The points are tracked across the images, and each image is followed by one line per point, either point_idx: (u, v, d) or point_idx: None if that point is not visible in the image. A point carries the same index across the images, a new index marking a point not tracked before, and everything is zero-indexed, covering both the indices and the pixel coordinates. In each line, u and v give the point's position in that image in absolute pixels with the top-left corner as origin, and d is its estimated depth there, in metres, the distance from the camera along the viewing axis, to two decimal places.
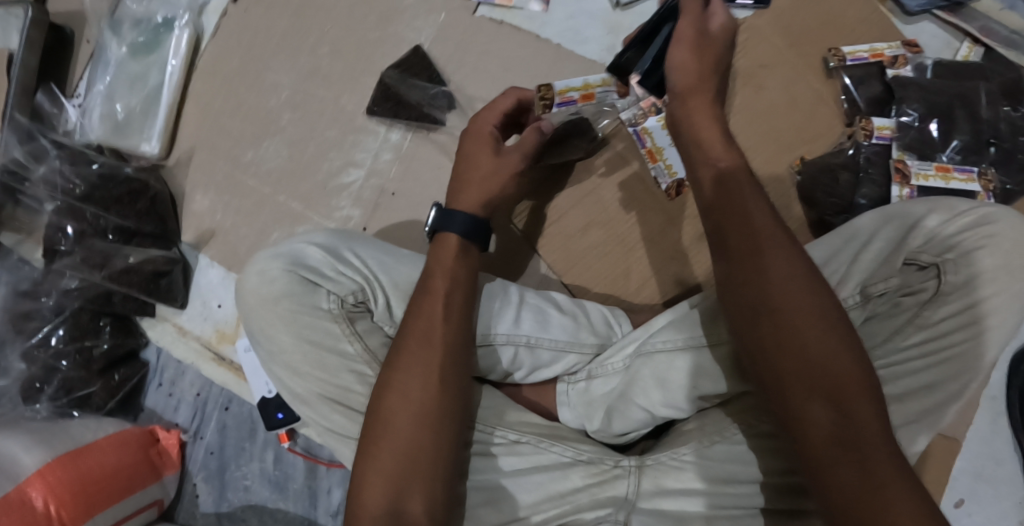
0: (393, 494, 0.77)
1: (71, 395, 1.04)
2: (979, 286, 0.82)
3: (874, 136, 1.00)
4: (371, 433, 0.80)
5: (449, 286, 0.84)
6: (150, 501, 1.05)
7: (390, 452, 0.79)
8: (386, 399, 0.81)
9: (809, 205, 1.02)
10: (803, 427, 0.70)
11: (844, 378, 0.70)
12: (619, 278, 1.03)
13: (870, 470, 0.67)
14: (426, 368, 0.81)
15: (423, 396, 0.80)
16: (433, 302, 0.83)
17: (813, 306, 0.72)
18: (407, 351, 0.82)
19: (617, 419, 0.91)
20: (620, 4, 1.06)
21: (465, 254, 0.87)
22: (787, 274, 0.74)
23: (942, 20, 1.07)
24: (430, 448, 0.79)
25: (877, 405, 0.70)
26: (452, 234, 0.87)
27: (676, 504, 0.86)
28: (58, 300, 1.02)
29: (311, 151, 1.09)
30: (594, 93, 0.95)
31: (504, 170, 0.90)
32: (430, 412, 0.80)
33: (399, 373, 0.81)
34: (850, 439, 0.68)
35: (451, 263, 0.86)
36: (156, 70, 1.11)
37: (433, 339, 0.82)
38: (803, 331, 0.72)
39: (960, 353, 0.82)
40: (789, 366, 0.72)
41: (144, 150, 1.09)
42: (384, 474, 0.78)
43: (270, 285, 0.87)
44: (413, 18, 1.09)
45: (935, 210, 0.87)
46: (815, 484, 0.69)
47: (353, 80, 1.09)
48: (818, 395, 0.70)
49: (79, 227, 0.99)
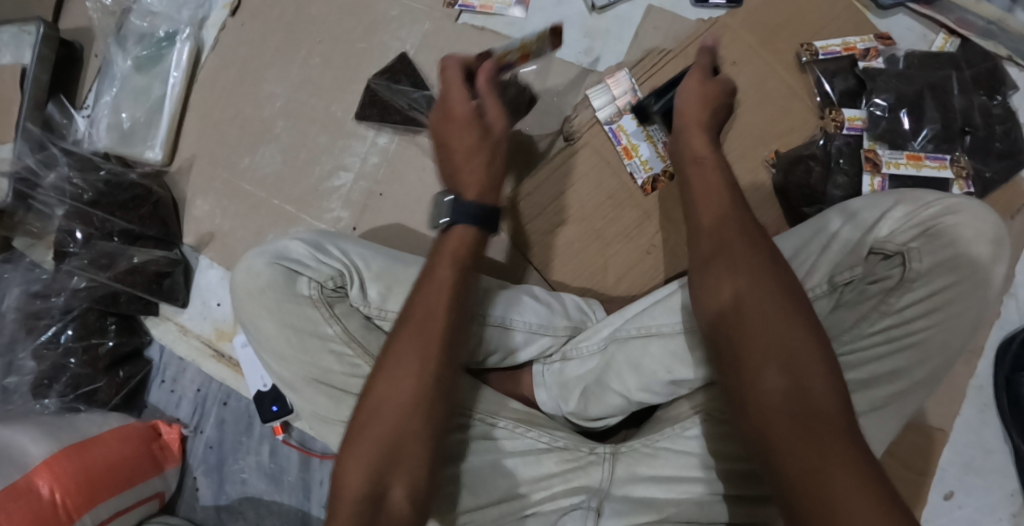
0: (374, 479, 0.75)
1: (78, 390, 1.09)
2: (941, 274, 0.84)
3: (844, 126, 1.03)
4: (358, 417, 0.78)
5: (454, 279, 0.81)
6: (150, 494, 1.09)
7: (374, 435, 0.77)
8: (379, 384, 0.79)
9: (783, 198, 1.04)
10: (766, 402, 0.72)
11: (802, 352, 0.72)
12: (597, 272, 1.06)
13: (821, 437, 0.68)
14: (422, 352, 0.79)
15: (418, 382, 0.78)
16: (439, 293, 0.80)
17: (776, 287, 0.76)
18: (405, 338, 0.79)
19: (593, 402, 0.93)
20: (595, 8, 1.11)
21: (472, 245, 0.83)
22: (757, 259, 0.78)
23: (918, 13, 1.07)
24: (418, 436, 0.78)
25: (839, 386, 0.71)
26: (461, 226, 0.82)
27: (647, 490, 0.88)
28: (67, 299, 1.08)
29: (304, 156, 1.15)
30: (531, 50, 0.93)
31: (498, 149, 0.85)
32: (420, 397, 0.78)
33: (394, 356, 0.79)
34: (804, 408, 0.70)
35: (462, 251, 0.82)
36: (160, 82, 1.18)
37: (432, 329, 0.79)
38: (766, 307, 0.75)
39: (922, 339, 0.83)
40: (752, 337, 0.74)
41: (148, 157, 1.16)
42: (365, 460, 0.76)
43: (255, 278, 0.92)
44: (399, 28, 1.15)
45: (900, 203, 0.88)
46: (769, 451, 0.70)
47: (343, 88, 1.15)
48: (775, 362, 0.72)
49: (86, 231, 1.05)
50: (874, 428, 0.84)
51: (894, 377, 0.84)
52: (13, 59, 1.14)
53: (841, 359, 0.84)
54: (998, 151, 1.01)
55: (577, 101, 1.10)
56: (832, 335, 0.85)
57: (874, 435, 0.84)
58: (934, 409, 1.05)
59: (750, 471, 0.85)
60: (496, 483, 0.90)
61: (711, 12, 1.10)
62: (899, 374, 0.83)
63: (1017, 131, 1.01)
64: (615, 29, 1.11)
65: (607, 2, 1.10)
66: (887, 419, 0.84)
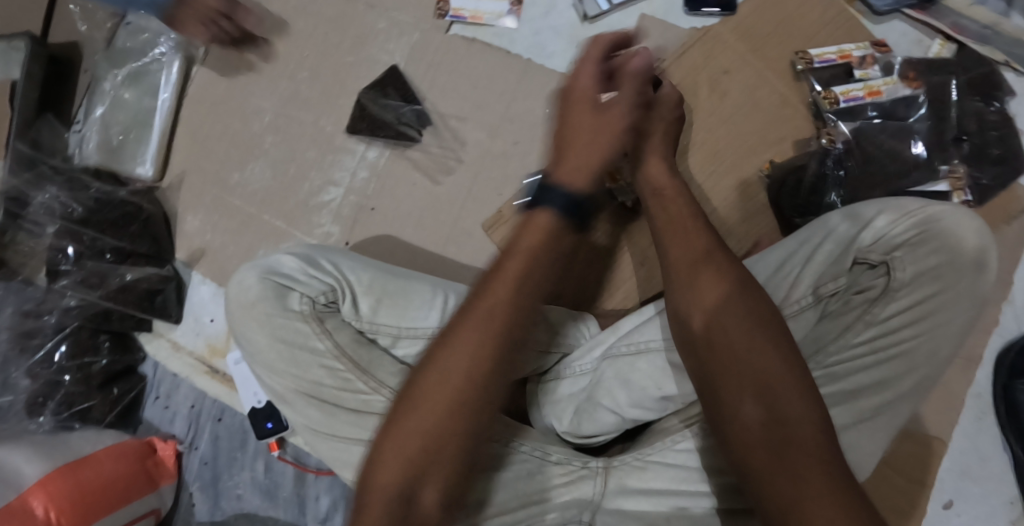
0: (409, 478, 0.73)
1: (72, 409, 1.09)
2: (923, 284, 0.83)
3: (840, 101, 1.02)
4: (400, 412, 0.75)
5: (524, 266, 0.76)
6: (146, 510, 1.09)
7: (410, 435, 0.74)
8: (427, 375, 0.75)
9: (776, 210, 1.03)
10: (739, 427, 0.76)
11: (773, 378, 0.76)
12: (590, 286, 1.07)
13: (795, 465, 0.71)
14: (476, 351, 0.74)
15: (467, 381, 0.74)
16: (516, 280, 0.76)
17: (752, 317, 0.80)
18: (461, 332, 0.75)
19: (585, 421, 0.92)
20: (588, 17, 1.11)
21: (555, 235, 0.78)
22: (741, 285, 0.82)
23: (913, 18, 1.06)
24: (459, 435, 0.74)
25: (818, 406, 0.75)
26: (547, 209, 0.78)
27: (636, 503, 0.88)
28: (59, 318, 1.08)
29: (293, 171, 1.14)
30: (851, 55, 1.04)
31: (614, 125, 0.84)
32: (467, 393, 0.74)
33: (447, 354, 0.74)
34: (780, 437, 0.73)
35: (543, 238, 0.78)
36: (147, 98, 1.18)
37: (498, 319, 0.75)
38: (749, 339, 0.79)
39: (908, 349, 0.83)
40: (728, 368, 0.78)
41: (139, 173, 1.16)
42: (400, 458, 0.74)
43: (246, 292, 0.91)
44: (386, 41, 1.14)
45: (883, 212, 0.87)
46: (752, 478, 0.73)
47: (331, 102, 1.14)
48: (750, 391, 0.76)
49: (78, 248, 1.05)
50: (864, 439, 0.83)
51: (881, 387, 0.82)
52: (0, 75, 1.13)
53: (826, 370, 0.83)
54: (994, 157, 1.00)
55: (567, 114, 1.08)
56: (818, 346, 0.84)
57: (865, 449, 0.83)
58: (929, 417, 1.04)
59: (733, 485, 0.85)
60: (494, 499, 0.87)
61: (705, 20, 1.11)
62: (885, 385, 0.82)
63: (1013, 138, 1.00)
64: (607, 39, 1.10)
65: (599, 11, 1.11)
66: (877, 431, 0.83)
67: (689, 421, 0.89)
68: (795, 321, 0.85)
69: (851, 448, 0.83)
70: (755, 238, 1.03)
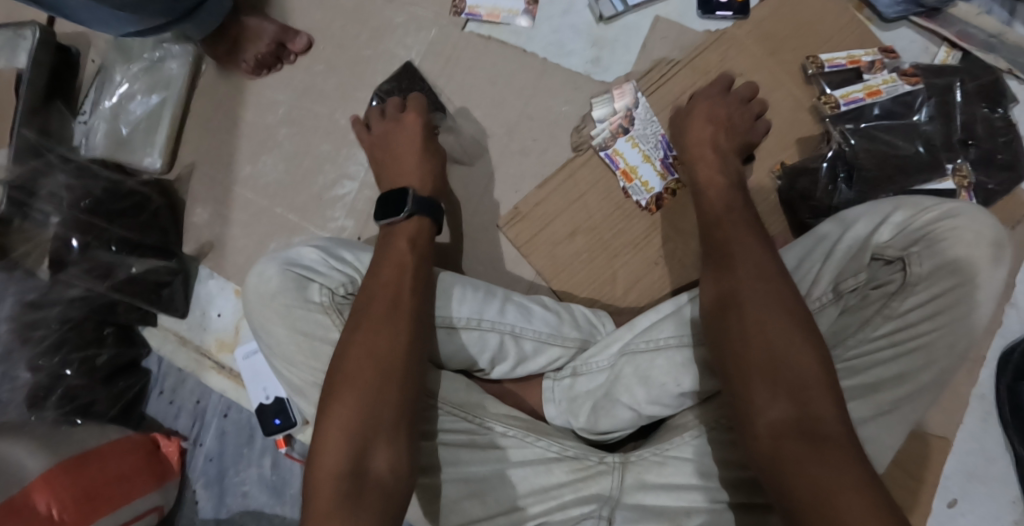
0: (355, 445, 0.77)
1: (75, 403, 1.07)
2: (944, 277, 0.84)
3: (840, 105, 1.04)
4: (335, 387, 0.80)
5: (417, 261, 0.89)
6: (150, 507, 1.06)
7: (350, 408, 0.79)
8: (353, 348, 0.82)
9: (789, 212, 1.05)
10: (766, 420, 0.74)
11: (807, 375, 0.74)
12: (605, 283, 1.08)
13: (829, 460, 0.69)
14: (393, 328, 0.83)
15: (391, 350, 0.82)
16: (401, 270, 0.88)
17: (783, 305, 0.78)
18: (373, 315, 0.84)
19: (603, 417, 0.93)
20: (604, 17, 1.13)
21: (419, 238, 0.92)
22: (764, 272, 0.82)
23: (920, 26, 1.09)
24: (391, 403, 0.80)
25: (845, 408, 0.73)
26: (422, 216, 0.94)
27: (656, 497, 0.87)
28: (64, 310, 1.05)
29: (307, 164, 1.15)
30: (861, 60, 1.06)
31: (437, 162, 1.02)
32: (392, 366, 0.81)
33: (369, 332, 0.83)
34: (813, 432, 0.71)
35: (416, 236, 0.92)
36: (161, 89, 1.17)
37: (400, 306, 0.85)
38: (775, 327, 0.77)
39: (927, 342, 0.83)
40: (755, 360, 0.76)
41: (147, 163, 1.15)
42: (341, 427, 0.78)
43: (267, 284, 0.91)
44: (404, 35, 1.16)
45: (900, 208, 0.88)
46: (782, 467, 0.72)
47: (347, 95, 1.16)
48: (786, 391, 0.74)
49: (84, 239, 1.01)
50: (882, 432, 0.84)
51: (899, 381, 0.84)
52: (7, 63, 1.12)
53: (845, 364, 0.85)
54: (1001, 162, 1.02)
55: (583, 112, 1.11)
56: (837, 340, 0.86)
57: (883, 441, 0.84)
58: (935, 418, 1.06)
59: (745, 479, 0.85)
60: (505, 494, 0.89)
61: (718, 24, 1.12)
62: (903, 378, 0.84)
63: (1017, 144, 1.03)
64: (623, 40, 1.13)
65: (615, 12, 1.12)
66: (895, 423, 0.84)
67: (703, 419, 0.89)
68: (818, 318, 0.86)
69: (869, 440, 0.84)
70: (769, 237, 1.06)
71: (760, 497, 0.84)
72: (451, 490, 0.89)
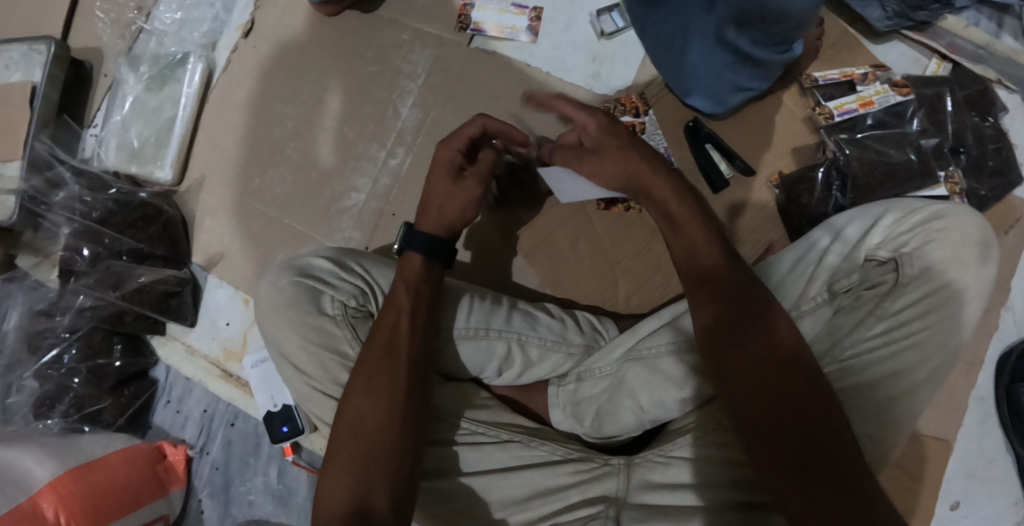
0: (358, 493, 0.79)
1: (82, 411, 1.09)
2: (932, 277, 0.86)
3: (834, 115, 1.06)
4: (337, 439, 0.83)
5: (412, 300, 0.89)
6: (157, 515, 1.08)
7: (353, 456, 0.82)
8: (353, 403, 0.84)
9: (784, 218, 1.08)
10: (770, 452, 0.75)
11: (801, 406, 0.75)
12: (609, 290, 1.10)
13: (829, 488, 0.71)
14: (390, 373, 0.85)
15: (387, 396, 0.84)
16: (399, 313, 0.88)
17: (776, 336, 0.79)
18: (371, 360, 0.86)
19: (608, 421, 0.94)
20: (604, 34, 1.16)
21: (426, 271, 0.91)
22: (743, 299, 0.81)
23: (910, 39, 1.12)
24: (393, 451, 0.82)
25: (843, 432, 0.74)
26: (415, 253, 0.91)
27: (664, 497, 0.87)
28: (72, 319, 1.07)
29: (314, 177, 1.19)
30: (855, 74, 1.08)
31: (460, 197, 0.92)
32: (393, 416, 0.83)
33: (365, 379, 0.85)
34: (814, 460, 0.72)
35: (412, 278, 0.90)
36: (170, 104, 1.22)
37: (397, 348, 0.86)
38: (757, 359, 0.78)
39: (920, 341, 0.85)
40: (752, 395, 0.77)
41: (158, 176, 1.20)
42: (345, 473, 0.81)
43: (280, 294, 0.92)
44: (409, 52, 1.19)
45: (889, 211, 0.90)
46: (779, 503, 0.74)
47: (353, 109, 1.19)
48: (780, 424, 0.75)
49: (95, 248, 1.05)
50: (881, 431, 0.85)
51: (896, 379, 0.85)
52: (21, 77, 1.15)
53: (842, 364, 0.86)
54: (991, 169, 1.05)
55: None
56: (834, 340, 0.87)
57: (882, 440, 0.85)
58: (936, 419, 1.07)
59: (748, 478, 0.85)
60: (510, 491, 0.90)
61: None
62: (900, 376, 0.85)
63: (1008, 151, 1.06)
64: (621, 56, 1.16)
65: (616, 28, 1.15)
66: (893, 422, 0.85)
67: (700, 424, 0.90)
68: (812, 318, 0.88)
69: (870, 440, 0.85)
70: (765, 245, 1.09)
71: (757, 497, 0.84)
72: (451, 497, 0.90)
